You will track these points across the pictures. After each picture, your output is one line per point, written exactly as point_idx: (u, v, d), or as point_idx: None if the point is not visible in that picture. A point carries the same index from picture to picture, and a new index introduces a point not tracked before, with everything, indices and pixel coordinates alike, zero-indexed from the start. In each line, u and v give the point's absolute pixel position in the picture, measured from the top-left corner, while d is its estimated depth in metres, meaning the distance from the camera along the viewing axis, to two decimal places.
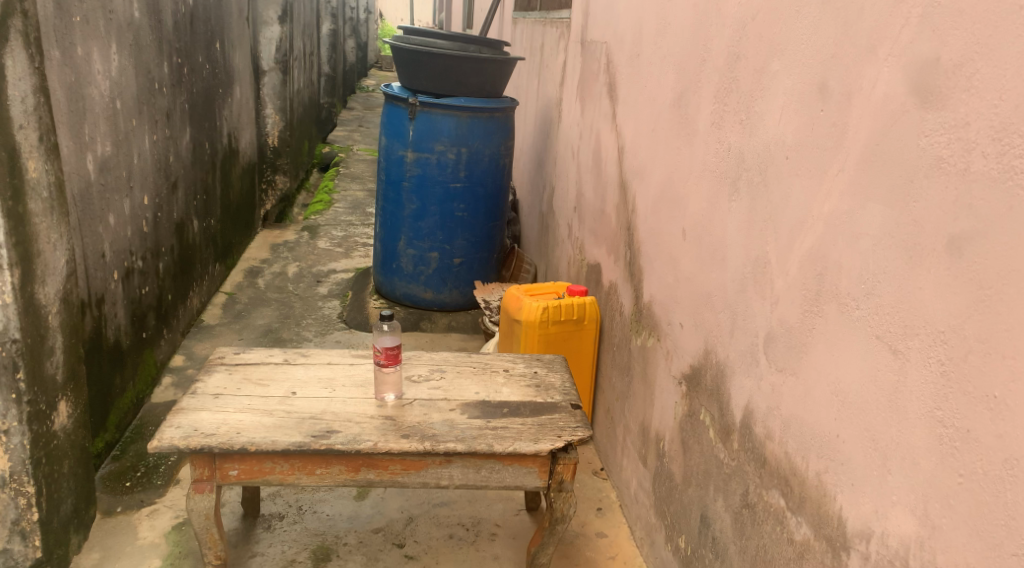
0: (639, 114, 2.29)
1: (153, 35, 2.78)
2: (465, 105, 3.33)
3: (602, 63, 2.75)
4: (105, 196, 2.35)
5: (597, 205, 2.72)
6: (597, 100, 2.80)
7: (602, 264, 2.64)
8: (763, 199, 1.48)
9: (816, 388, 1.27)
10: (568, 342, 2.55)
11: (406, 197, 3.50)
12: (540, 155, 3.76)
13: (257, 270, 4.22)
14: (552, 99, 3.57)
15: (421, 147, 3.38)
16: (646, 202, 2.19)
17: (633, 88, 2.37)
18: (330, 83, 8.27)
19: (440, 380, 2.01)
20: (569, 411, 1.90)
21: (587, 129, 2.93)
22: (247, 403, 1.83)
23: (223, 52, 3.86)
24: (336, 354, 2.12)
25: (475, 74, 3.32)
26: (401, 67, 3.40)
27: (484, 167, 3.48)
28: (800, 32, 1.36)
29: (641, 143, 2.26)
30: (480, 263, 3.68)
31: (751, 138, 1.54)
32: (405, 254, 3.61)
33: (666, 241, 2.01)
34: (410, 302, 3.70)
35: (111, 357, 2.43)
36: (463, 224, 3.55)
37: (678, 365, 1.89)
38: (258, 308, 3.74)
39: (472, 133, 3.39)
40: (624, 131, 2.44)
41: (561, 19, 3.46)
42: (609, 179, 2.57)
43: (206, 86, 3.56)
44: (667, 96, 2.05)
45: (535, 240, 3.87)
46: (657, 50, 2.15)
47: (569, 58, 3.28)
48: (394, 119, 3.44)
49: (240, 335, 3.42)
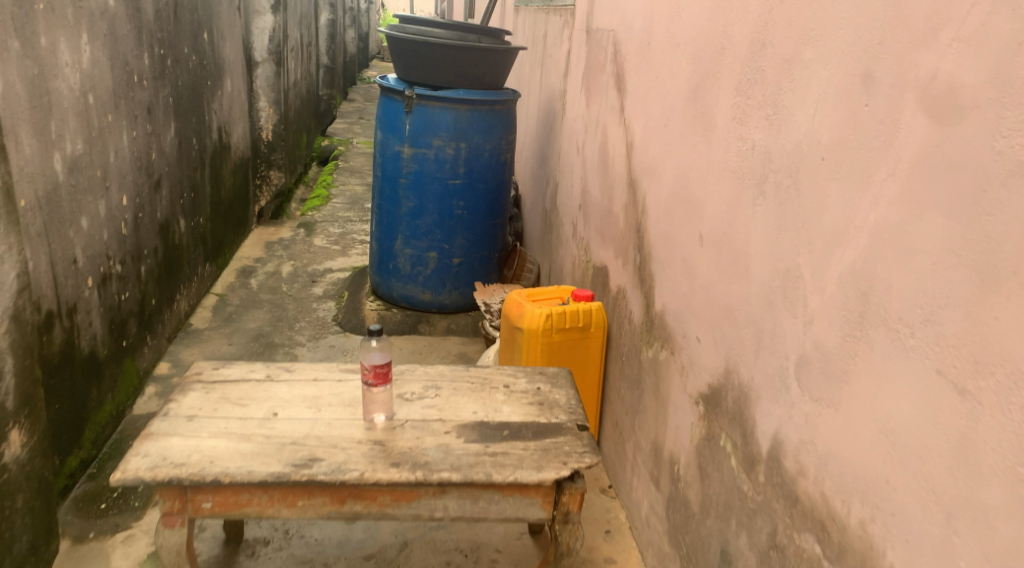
0: (649, 108, 2.13)
1: (131, 26, 2.62)
2: (465, 98, 3.16)
3: (609, 53, 2.58)
4: (76, 197, 2.19)
5: (604, 203, 2.55)
6: (604, 91, 2.63)
7: (609, 267, 2.48)
8: (794, 204, 1.32)
9: (858, 423, 1.12)
10: (574, 352, 2.39)
11: (403, 194, 3.33)
12: (544, 150, 3.59)
13: (250, 269, 4.06)
14: (555, 91, 3.40)
15: (418, 142, 3.22)
16: (657, 203, 2.03)
17: (642, 79, 2.20)
18: (329, 75, 8.08)
19: (435, 399, 1.85)
20: (575, 434, 1.74)
21: (593, 123, 2.76)
22: (224, 427, 1.68)
23: (211, 42, 3.69)
24: (323, 369, 1.96)
25: (473, 64, 3.14)
26: (396, 58, 3.23)
27: (484, 163, 3.31)
28: (837, 17, 1.20)
29: (652, 139, 2.09)
30: (480, 263, 3.51)
31: (780, 135, 1.38)
32: (402, 254, 3.45)
33: (681, 246, 1.85)
34: (408, 304, 3.54)
35: (86, 369, 2.27)
36: (463, 223, 3.38)
37: (695, 383, 1.73)
38: (250, 310, 3.58)
39: (472, 127, 3.22)
40: (633, 126, 2.27)
41: (564, 7, 3.29)
42: (617, 177, 2.41)
43: (193, 78, 3.39)
44: (680, 87, 1.89)
45: (538, 238, 3.71)
46: (669, 38, 1.98)
47: (573, 48, 3.12)
48: (389, 112, 3.27)
49: (229, 340, 3.26)
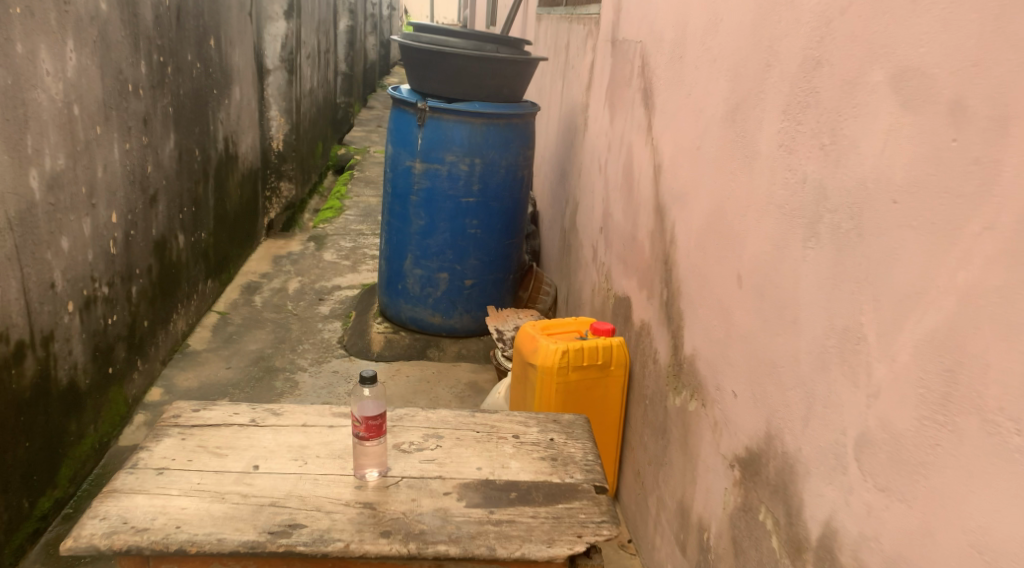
0: (681, 129, 1.93)
1: (127, 32, 2.47)
2: (481, 112, 2.98)
3: (636, 66, 2.39)
4: (54, 217, 2.03)
5: (628, 229, 2.36)
6: (629, 108, 2.44)
7: (632, 299, 2.28)
8: (857, 251, 1.12)
9: (940, 531, 0.93)
10: (593, 391, 2.20)
11: (413, 212, 3.15)
12: (563, 166, 3.41)
13: (255, 286, 3.90)
14: (577, 105, 3.21)
15: (430, 157, 3.04)
16: (688, 234, 1.83)
17: (673, 97, 2.01)
18: (347, 82, 7.94)
19: (436, 451, 1.66)
20: (592, 498, 1.54)
21: (617, 141, 2.57)
22: (196, 483, 1.50)
23: (219, 50, 3.53)
24: (314, 412, 1.77)
25: (491, 76, 2.96)
26: (409, 68, 3.05)
27: (500, 180, 3.12)
28: (915, 32, 1.00)
29: (682, 163, 1.90)
30: (494, 285, 3.32)
31: (839, 169, 1.18)
32: (411, 274, 3.26)
33: (715, 286, 1.66)
34: (417, 327, 3.36)
35: (64, 401, 2.10)
36: (476, 243, 3.19)
37: (731, 443, 1.53)
38: (251, 331, 3.41)
39: (487, 143, 3.04)
40: (662, 148, 2.08)
41: (588, 16, 3.10)
42: (643, 203, 2.21)
43: (197, 88, 3.24)
44: (717, 107, 1.69)
45: (556, 259, 3.52)
46: (706, 52, 1.79)
47: (596, 60, 2.93)
48: (401, 125, 3.09)
49: (227, 363, 3.09)
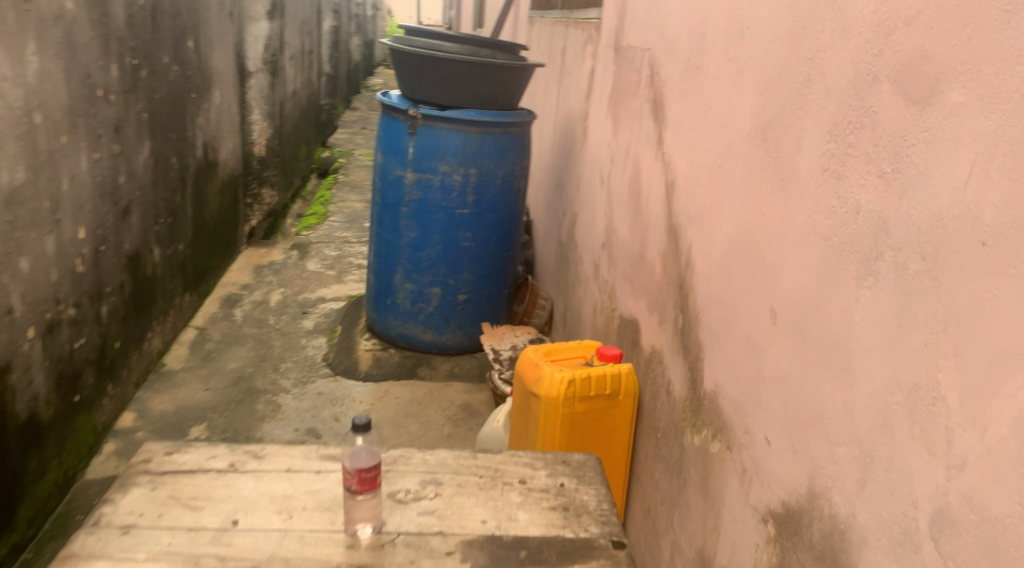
0: (699, 144, 1.79)
1: (96, 32, 2.29)
2: (475, 119, 2.82)
3: (644, 74, 2.24)
4: (12, 237, 1.85)
5: (636, 247, 2.21)
6: (636, 118, 2.29)
7: (641, 323, 2.13)
8: (933, 296, 0.99)
9: None
10: (599, 423, 2.04)
11: (404, 224, 2.99)
12: (560, 176, 3.26)
13: (235, 298, 3.71)
14: (575, 112, 3.06)
15: (422, 166, 2.88)
16: (708, 260, 1.68)
17: (690, 110, 1.86)
18: (331, 83, 7.73)
19: (435, 501, 1.50)
20: (609, 557, 1.41)
21: (622, 153, 2.42)
22: (167, 544, 1.35)
23: (198, 51, 3.35)
24: (299, 455, 1.60)
25: (486, 81, 2.80)
26: (400, 73, 2.89)
27: (495, 191, 2.97)
28: None
29: (702, 181, 1.75)
30: (488, 300, 3.17)
31: (906, 202, 1.04)
32: (402, 289, 3.10)
33: (742, 318, 1.51)
34: (407, 344, 3.20)
35: (22, 436, 1.93)
36: (470, 257, 3.04)
37: (763, 495, 1.39)
38: (231, 348, 3.22)
39: (482, 152, 2.88)
40: (676, 163, 1.93)
41: (588, 19, 2.95)
42: (653, 221, 2.06)
43: (174, 91, 3.06)
44: (745, 122, 1.55)
45: (552, 273, 3.36)
46: (730, 63, 1.65)
47: (597, 66, 2.78)
48: (391, 133, 2.93)
49: (205, 385, 2.91)
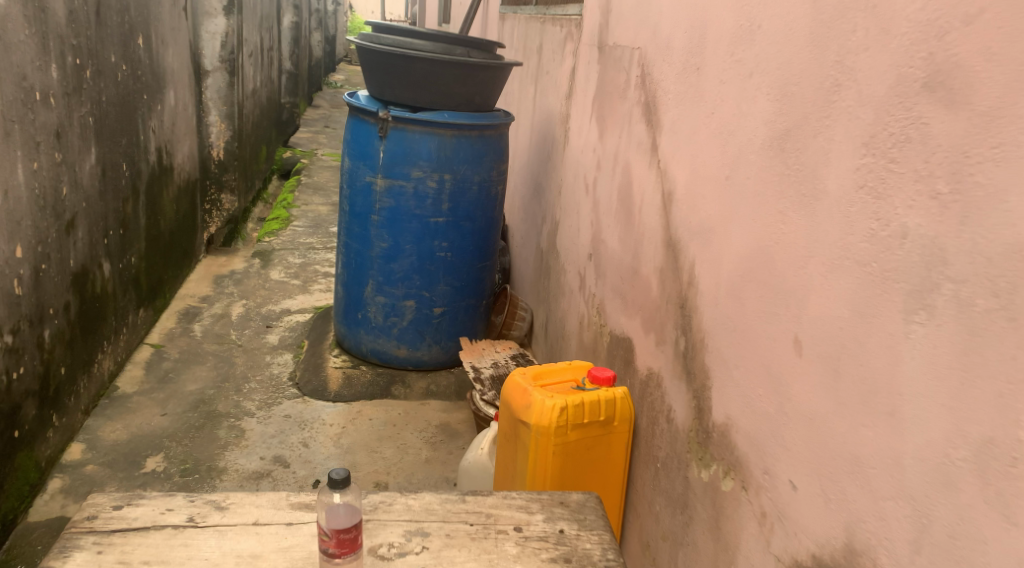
0: (704, 153, 1.65)
1: (33, 30, 2.09)
2: (450, 122, 2.65)
3: (634, 74, 2.10)
4: None
5: (629, 261, 2.07)
6: (626, 121, 2.15)
7: (636, 342, 1.99)
8: (1009, 339, 0.86)
9: None
10: (593, 452, 1.90)
11: (374, 233, 2.81)
12: (539, 180, 3.11)
13: (193, 312, 3.51)
14: (554, 113, 2.91)
15: (393, 172, 2.71)
16: (716, 280, 1.55)
17: (690, 115, 1.73)
18: (292, 81, 7.48)
19: (422, 557, 1.34)
20: None
21: (609, 158, 2.28)
22: None
23: (149, 49, 3.14)
24: (267, 504, 1.43)
25: (460, 82, 2.64)
26: (368, 72, 2.71)
27: (472, 198, 2.81)
28: None
29: (708, 192, 1.61)
30: (465, 313, 3.01)
31: (971, 227, 0.91)
32: (373, 303, 2.93)
33: (757, 346, 1.37)
34: (380, 360, 3.03)
35: None
36: (446, 268, 2.88)
37: (789, 546, 1.25)
38: (191, 368, 3.02)
39: (458, 157, 2.72)
40: (676, 172, 1.79)
41: (567, 16, 2.81)
42: (649, 233, 1.92)
43: (123, 93, 2.85)
44: (758, 130, 1.41)
45: (531, 281, 3.22)
46: (738, 65, 1.51)
47: (578, 65, 2.64)
48: (359, 137, 2.75)
49: (162, 410, 2.71)
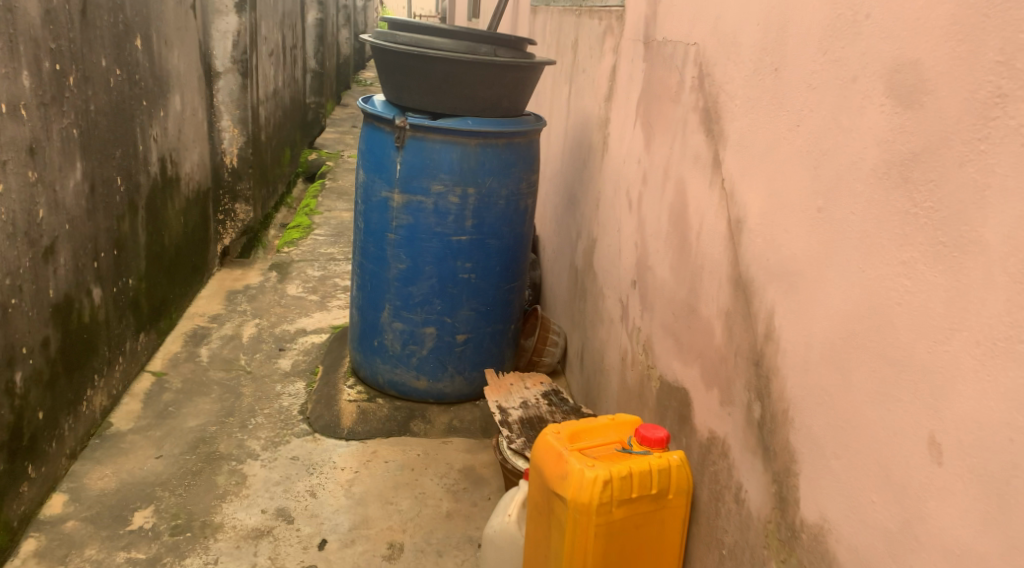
0: (787, 174, 1.33)
1: None
2: (473, 130, 2.35)
3: (690, 75, 1.78)
4: None
5: (686, 297, 1.75)
6: (678, 131, 1.83)
7: (697, 396, 1.68)
8: None
9: None
10: (645, 531, 1.62)
11: (391, 253, 2.52)
12: (573, 190, 2.79)
13: (201, 333, 3.22)
14: (591, 117, 2.60)
15: (411, 186, 2.41)
16: (810, 339, 1.22)
17: (766, 127, 1.41)
18: (317, 80, 7.21)
19: None
20: None
21: (658, 173, 1.96)
22: None
23: (149, 51, 2.86)
24: None
25: (486, 84, 2.34)
26: (383, 74, 2.42)
27: (498, 214, 2.50)
28: None
29: (795, 225, 1.29)
30: (492, 339, 2.70)
31: None
32: (390, 329, 2.63)
33: (867, 434, 1.07)
34: (398, 392, 2.73)
35: None
36: (470, 290, 2.57)
37: None
38: (193, 400, 2.74)
39: (483, 168, 2.41)
40: (747, 196, 1.47)
41: (605, 8, 2.49)
42: (713, 267, 1.60)
43: (116, 100, 2.58)
44: (871, 153, 1.08)
45: (564, 303, 2.90)
46: (834, 66, 1.19)
47: (619, 63, 2.32)
48: (374, 146, 2.46)
49: (157, 451, 2.43)
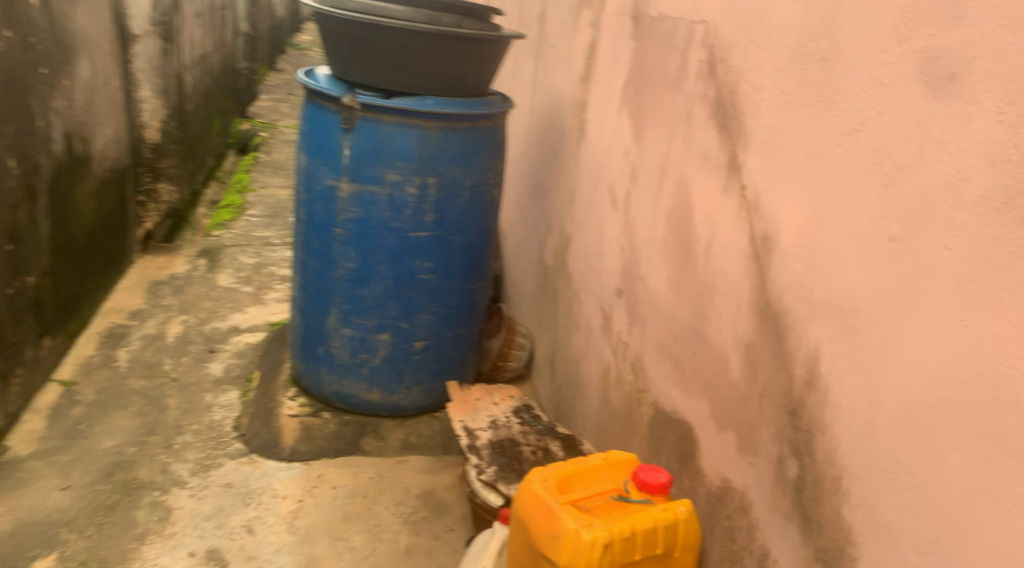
0: (843, 190, 1.08)
1: None
2: (435, 111, 2.06)
3: (696, 57, 1.51)
4: None
5: (690, 317, 1.51)
6: (678, 122, 1.57)
7: (705, 436, 1.45)
8: None
9: None
10: None
11: (338, 250, 2.21)
12: (540, 178, 2.52)
13: (119, 333, 2.86)
14: (562, 98, 2.32)
15: (362, 175, 2.11)
16: (879, 400, 1.01)
17: (809, 129, 1.16)
18: (249, 44, 6.71)
19: None
20: None
21: (650, 168, 1.70)
22: None
23: (47, 10, 2.47)
24: None
25: (448, 60, 2.04)
26: (328, 45, 2.10)
27: (462, 207, 2.21)
28: None
29: (856, 254, 1.05)
30: (452, 345, 2.42)
31: None
32: (337, 336, 2.33)
33: (971, 529, 0.89)
34: (347, 405, 2.44)
35: None
36: (430, 293, 2.29)
37: None
38: (108, 415, 2.39)
39: (444, 155, 2.12)
40: (780, 210, 1.23)
41: None
42: (729, 289, 1.36)
43: (6, 69, 2.19)
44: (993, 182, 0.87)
45: (530, 302, 2.64)
46: (918, 57, 0.96)
47: (598, 37, 2.05)
48: (318, 128, 2.14)
49: (64, 481, 2.09)
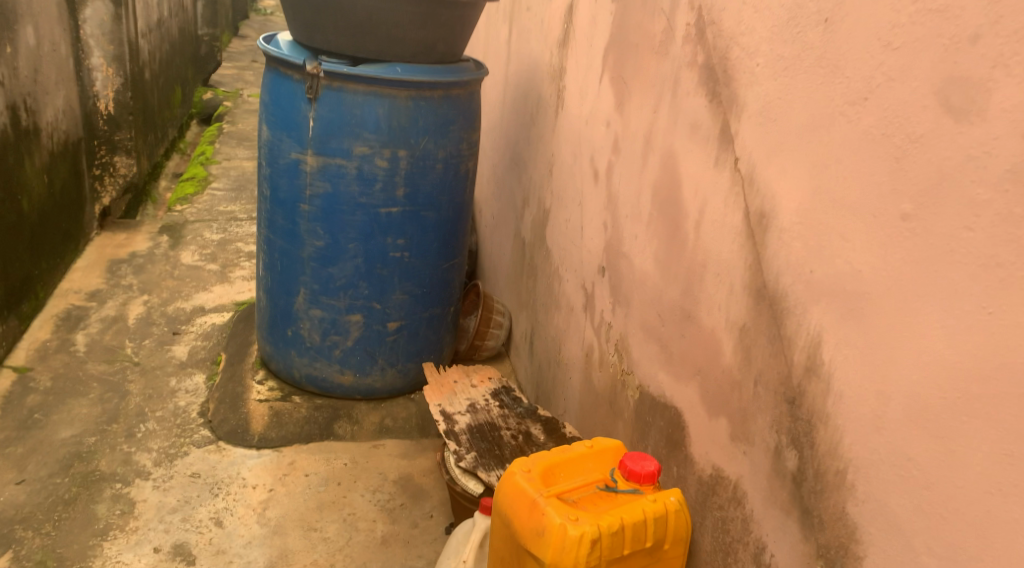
0: (849, 165, 1.00)
1: None
2: (405, 79, 1.95)
3: (682, 20, 1.42)
4: None
5: (678, 297, 1.43)
6: (664, 89, 1.48)
7: (695, 422, 1.38)
8: None
9: None
10: None
11: (306, 228, 2.11)
12: (516, 149, 2.42)
13: (77, 316, 2.73)
14: (538, 65, 2.22)
15: (329, 147, 1.99)
16: (890, 392, 0.94)
17: (811, 97, 1.07)
18: (210, 9, 6.47)
19: None
20: None
21: (634, 138, 1.61)
22: None
23: None
24: None
25: (417, 24, 1.92)
26: (290, 10, 1.97)
27: (435, 180, 2.11)
28: None
29: (863, 235, 0.98)
30: (427, 325, 2.34)
31: None
32: (307, 317, 2.23)
33: (990, 533, 0.82)
34: (319, 388, 2.35)
35: None
36: (403, 271, 2.19)
37: None
38: (65, 403, 2.28)
39: (416, 126, 2.02)
40: (777, 186, 1.15)
41: None
42: (721, 268, 1.28)
43: None
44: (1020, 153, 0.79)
45: (507, 278, 2.55)
46: (937, 19, 0.87)
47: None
48: (280, 98, 2.02)
49: (20, 475, 1.99)
